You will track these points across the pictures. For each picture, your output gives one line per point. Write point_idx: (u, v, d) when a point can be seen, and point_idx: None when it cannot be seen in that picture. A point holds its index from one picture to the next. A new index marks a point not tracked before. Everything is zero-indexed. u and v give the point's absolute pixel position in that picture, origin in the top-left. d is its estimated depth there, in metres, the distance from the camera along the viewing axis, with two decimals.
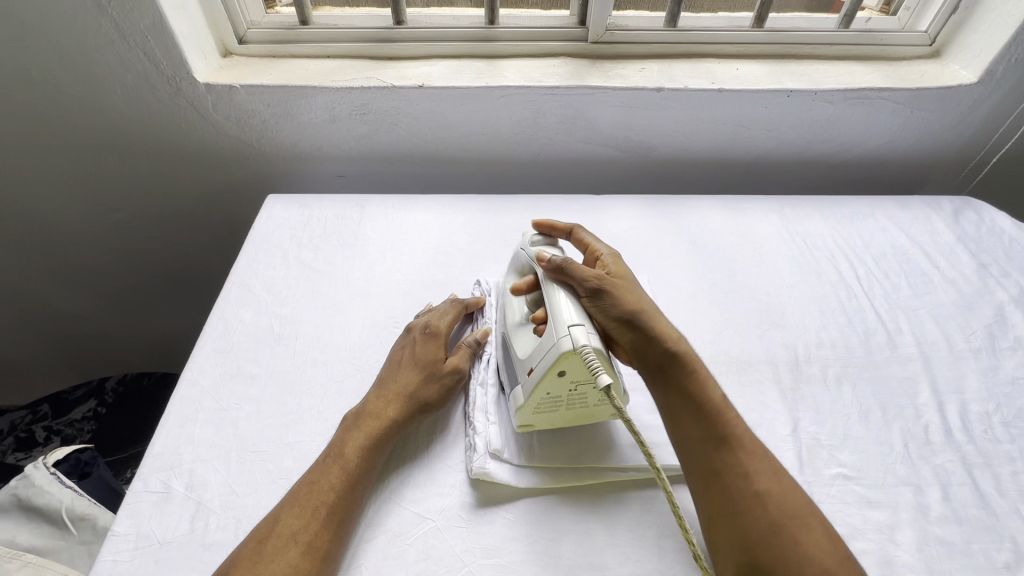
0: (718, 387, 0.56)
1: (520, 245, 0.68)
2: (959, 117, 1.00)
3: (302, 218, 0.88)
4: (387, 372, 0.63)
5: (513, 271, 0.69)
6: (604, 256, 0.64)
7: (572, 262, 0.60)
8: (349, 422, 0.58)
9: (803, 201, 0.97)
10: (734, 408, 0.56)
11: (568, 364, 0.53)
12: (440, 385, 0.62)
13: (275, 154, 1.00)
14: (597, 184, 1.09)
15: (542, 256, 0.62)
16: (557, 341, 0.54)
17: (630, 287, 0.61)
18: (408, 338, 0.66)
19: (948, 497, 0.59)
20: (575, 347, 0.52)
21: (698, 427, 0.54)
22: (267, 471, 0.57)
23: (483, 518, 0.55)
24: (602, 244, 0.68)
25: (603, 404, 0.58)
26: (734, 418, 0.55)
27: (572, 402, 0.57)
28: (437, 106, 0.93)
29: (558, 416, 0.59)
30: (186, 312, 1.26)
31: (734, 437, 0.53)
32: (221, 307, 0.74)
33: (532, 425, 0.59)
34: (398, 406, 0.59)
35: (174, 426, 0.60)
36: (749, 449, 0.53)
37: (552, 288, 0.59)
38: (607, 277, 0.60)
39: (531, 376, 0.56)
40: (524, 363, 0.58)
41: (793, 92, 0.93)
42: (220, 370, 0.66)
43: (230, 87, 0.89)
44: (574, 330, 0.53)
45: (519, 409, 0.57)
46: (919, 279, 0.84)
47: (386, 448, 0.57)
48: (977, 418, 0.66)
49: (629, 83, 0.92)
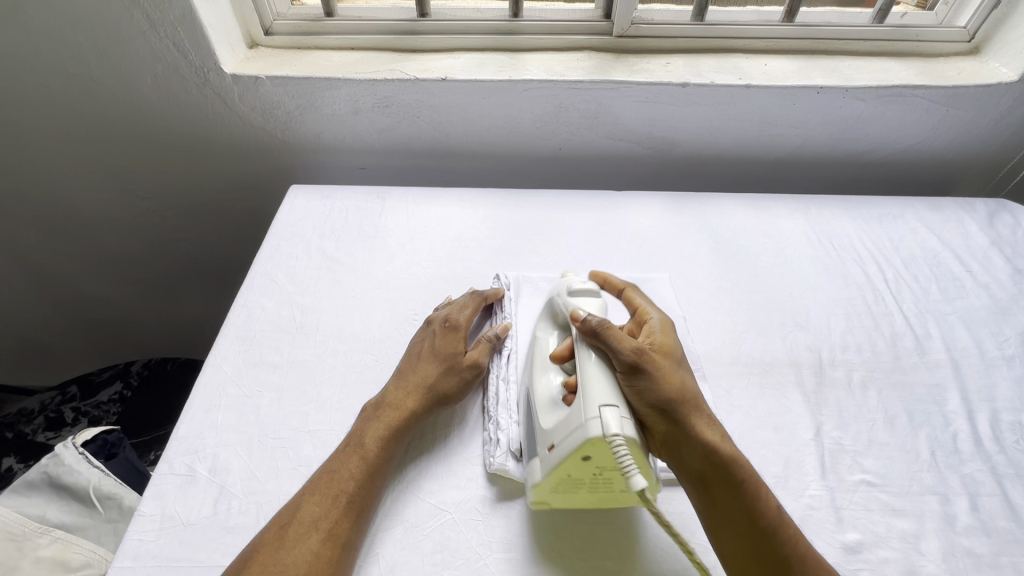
0: (770, 496, 0.52)
1: (556, 292, 0.64)
2: (997, 117, 0.97)
3: (325, 209, 0.89)
4: (406, 365, 0.63)
5: (546, 319, 0.64)
6: (655, 324, 0.61)
7: (610, 326, 0.55)
8: (369, 412, 0.58)
9: (830, 200, 0.95)
10: (789, 520, 0.51)
11: (594, 449, 0.48)
12: (459, 378, 0.62)
13: (298, 146, 1.01)
14: (618, 180, 1.08)
15: (575, 316, 0.57)
16: (585, 422, 0.49)
17: (671, 366, 0.56)
18: (428, 332, 0.67)
19: (976, 508, 0.57)
20: (605, 435, 0.47)
21: (749, 544, 0.49)
22: (287, 458, 0.58)
23: (500, 511, 0.55)
24: (653, 310, 0.64)
25: (631, 492, 0.52)
26: (793, 534, 0.50)
27: (596, 485, 0.52)
28: (459, 99, 0.93)
29: (577, 497, 0.54)
30: (208, 299, 1.28)
31: (791, 556, 0.49)
32: (244, 296, 0.75)
33: (547, 502, 0.54)
34: (417, 398, 0.59)
35: (198, 412, 0.62)
36: (808, 572, 0.48)
37: (585, 354, 0.54)
38: (648, 354, 0.54)
39: (552, 453, 0.51)
40: (545, 436, 0.53)
41: (823, 88, 0.91)
42: (243, 358, 0.67)
43: (256, 78, 0.90)
44: (606, 413, 0.48)
45: (535, 485, 0.53)
46: (950, 284, 0.81)
47: (403, 437, 0.57)
48: (1009, 427, 0.64)
49: (654, 78, 0.91)
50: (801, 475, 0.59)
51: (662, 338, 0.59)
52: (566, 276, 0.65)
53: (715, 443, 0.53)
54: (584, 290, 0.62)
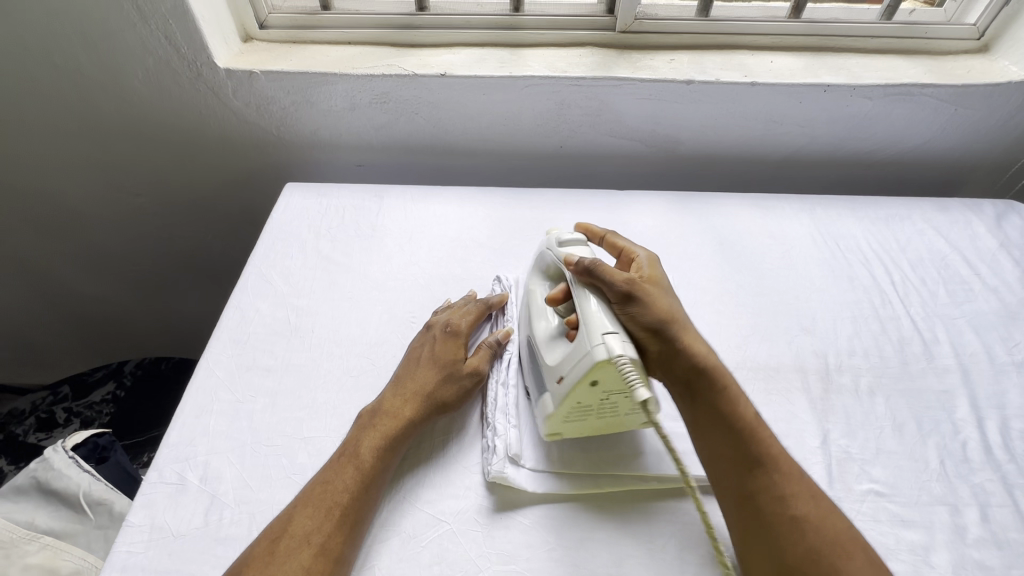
0: (751, 405, 0.55)
1: (546, 245, 0.65)
2: (1006, 116, 0.95)
3: (321, 208, 0.87)
4: (404, 370, 0.61)
5: (537, 271, 0.66)
6: (640, 261, 0.63)
7: (603, 265, 0.57)
8: (365, 420, 0.57)
9: (836, 200, 0.94)
10: (766, 426, 0.54)
11: (601, 373, 0.51)
12: (458, 386, 0.61)
13: (294, 143, 0.99)
14: (619, 179, 1.06)
15: (570, 260, 0.59)
16: (590, 350, 0.51)
17: (660, 292, 0.59)
18: (427, 337, 0.65)
19: (987, 519, 0.56)
20: (611, 357, 0.49)
21: (731, 446, 0.52)
22: (281, 466, 0.57)
23: (499, 522, 0.54)
24: (638, 249, 0.66)
25: (635, 414, 0.55)
26: (770, 438, 0.53)
27: (603, 410, 0.55)
28: (459, 95, 0.91)
29: (586, 424, 0.56)
30: (202, 297, 1.26)
31: (769, 457, 0.52)
32: (238, 297, 0.73)
33: (560, 433, 0.57)
34: (415, 406, 0.58)
35: (189, 418, 0.60)
36: (784, 470, 0.51)
37: (579, 292, 0.56)
38: (638, 282, 0.57)
39: (561, 385, 0.53)
40: (551, 370, 0.55)
41: (830, 86, 0.89)
42: (237, 362, 0.66)
43: (250, 73, 0.87)
44: (610, 338, 0.51)
45: (548, 418, 0.55)
46: (958, 287, 0.80)
47: (400, 446, 0.56)
48: (1019, 435, 0.63)
49: (658, 75, 0.89)
50: None
51: (650, 272, 0.62)
52: (549, 233, 0.66)
53: (700, 357, 0.56)
54: (572, 241, 0.63)
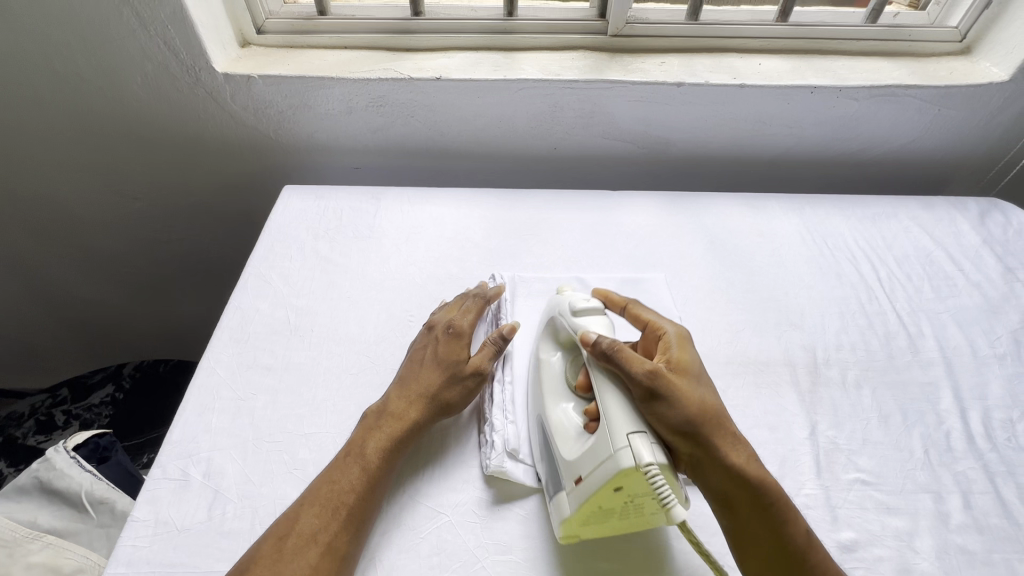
0: (797, 519, 0.51)
1: (557, 311, 0.61)
2: (988, 117, 0.98)
3: (319, 210, 0.88)
4: (408, 374, 0.62)
5: (549, 340, 0.62)
6: (669, 339, 0.59)
7: (624, 354, 0.52)
8: (371, 420, 0.58)
9: (824, 199, 0.96)
10: (815, 543, 0.50)
11: (627, 479, 0.46)
12: (462, 388, 0.61)
13: (292, 145, 1.00)
14: (612, 180, 1.08)
15: (586, 337, 0.54)
16: (614, 452, 0.47)
17: (691, 384, 0.53)
18: (430, 339, 0.65)
19: (969, 505, 0.58)
20: (638, 465, 0.45)
21: (775, 570, 0.49)
22: (282, 461, 0.58)
23: (497, 514, 0.55)
24: (666, 323, 0.61)
25: (659, 515, 0.50)
26: (817, 558, 0.50)
27: (626, 513, 0.50)
28: (455, 98, 0.92)
29: (606, 525, 0.51)
30: (200, 300, 1.27)
31: None
32: (238, 297, 0.74)
33: (578, 535, 0.52)
34: (420, 408, 0.59)
35: (192, 415, 0.61)
36: None
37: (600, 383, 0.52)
38: (666, 374, 0.51)
39: (581, 485, 0.49)
40: (571, 467, 0.51)
41: (817, 88, 0.91)
42: (237, 361, 0.67)
43: (248, 77, 0.89)
44: (635, 441, 0.46)
45: (564, 520, 0.51)
46: (942, 282, 0.82)
47: (406, 447, 0.57)
48: (1000, 425, 0.65)
49: (649, 77, 0.91)
50: (797, 474, 0.59)
51: (678, 355, 0.57)
52: (561, 293, 0.64)
53: (739, 465, 0.51)
54: (588, 307, 0.59)
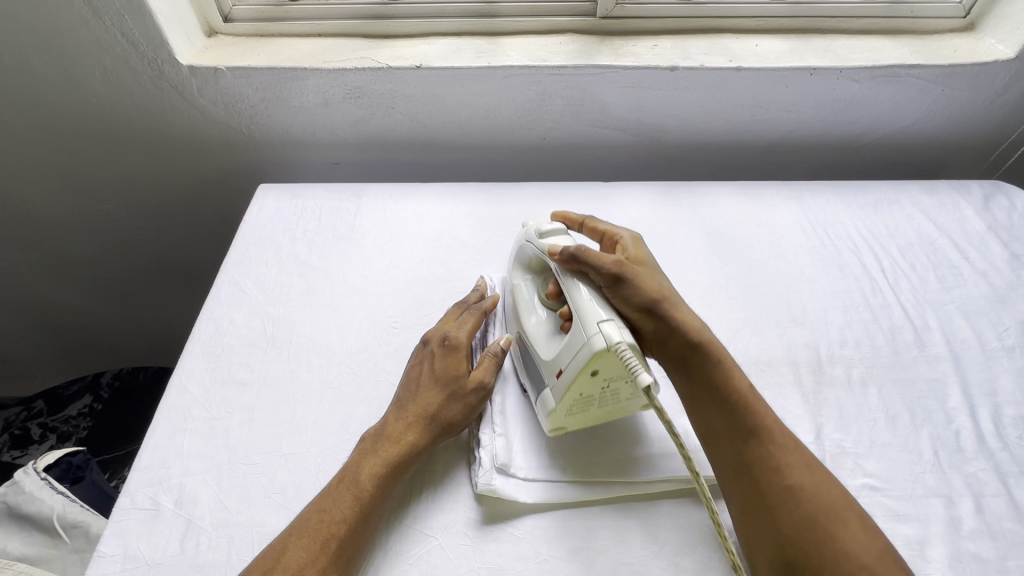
0: (742, 376, 0.55)
1: (524, 238, 0.64)
2: (993, 96, 0.94)
3: (295, 210, 0.84)
4: (405, 392, 0.58)
5: (518, 265, 0.66)
6: (625, 240, 0.64)
7: (587, 250, 0.56)
8: (367, 444, 0.54)
9: (825, 186, 0.92)
10: (758, 397, 0.54)
11: (601, 362, 0.50)
12: (463, 404, 0.57)
13: (267, 141, 0.95)
14: (604, 170, 1.04)
15: (553, 251, 0.58)
16: (588, 339, 0.50)
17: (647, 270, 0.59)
18: (427, 353, 0.60)
19: (981, 509, 0.56)
20: (610, 345, 0.49)
21: (723, 419, 0.53)
22: (260, 485, 0.55)
23: (489, 534, 0.52)
24: (620, 229, 0.66)
25: (635, 397, 0.55)
26: (761, 408, 0.53)
27: (605, 398, 0.54)
28: (437, 88, 0.87)
29: (589, 415, 0.55)
30: (177, 301, 1.22)
31: (764, 428, 0.52)
32: (210, 307, 0.70)
33: (564, 427, 0.56)
34: (417, 431, 0.55)
35: (162, 438, 0.57)
36: (778, 440, 0.51)
37: (565, 281, 0.56)
38: (625, 262, 0.56)
39: (562, 378, 0.52)
40: (550, 365, 0.54)
41: (817, 70, 0.87)
42: (210, 377, 0.63)
43: (215, 69, 0.84)
44: (606, 326, 0.50)
45: (551, 414, 0.54)
46: (947, 272, 0.79)
47: (406, 472, 0.53)
48: (1012, 422, 0.63)
49: (641, 62, 0.86)
50: None
51: (636, 252, 0.62)
52: (525, 226, 0.66)
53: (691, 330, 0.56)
54: (551, 232, 0.62)
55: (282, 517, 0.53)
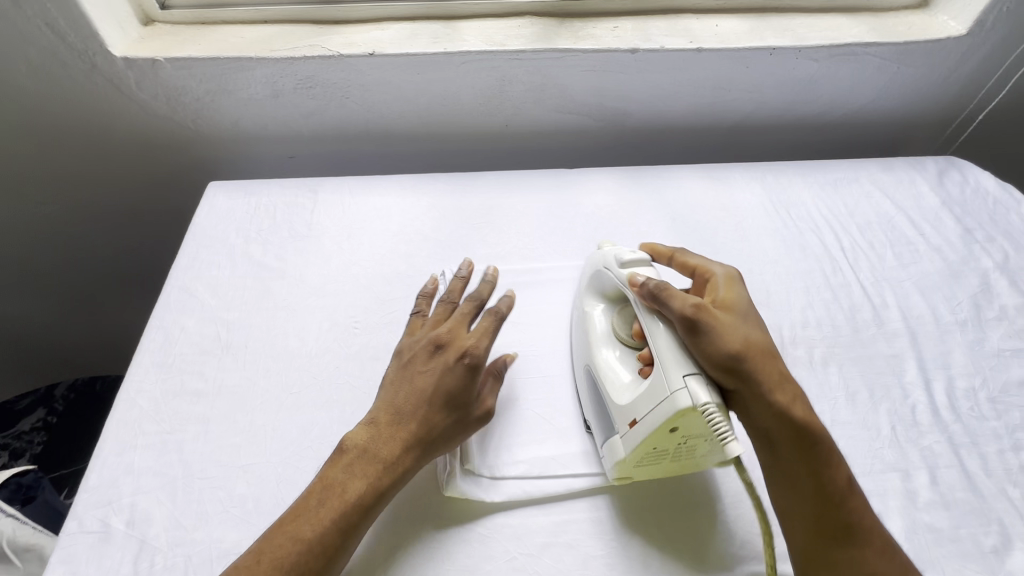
0: (842, 466, 0.50)
1: (604, 263, 0.62)
2: (946, 73, 0.96)
3: (248, 208, 0.80)
4: (408, 404, 0.52)
5: (592, 292, 0.64)
6: (717, 280, 0.57)
7: (667, 288, 0.52)
8: (356, 459, 0.50)
9: (787, 166, 0.93)
10: (857, 490, 0.50)
11: (684, 419, 0.48)
12: (464, 431, 0.53)
13: (216, 136, 0.90)
14: (569, 157, 1.02)
15: (635, 282, 0.55)
16: (671, 394, 0.48)
17: (735, 321, 0.52)
18: (439, 368, 0.53)
19: (935, 481, 0.58)
20: (696, 405, 0.46)
21: (816, 512, 0.48)
22: (218, 499, 0.53)
23: (457, 535, 0.52)
24: (714, 264, 0.60)
25: (712, 455, 0.52)
26: (859, 506, 0.49)
27: (678, 454, 0.51)
28: (392, 75, 0.84)
29: (661, 468, 0.53)
30: (126, 302, 1.15)
31: (857, 529, 0.48)
32: (159, 314, 0.67)
33: (630, 476, 0.54)
34: (413, 456, 0.51)
35: (111, 455, 0.55)
36: (870, 545, 0.48)
37: (648, 323, 0.53)
38: (709, 310, 0.51)
39: (636, 428, 0.51)
40: (624, 412, 0.52)
41: (776, 49, 0.87)
42: (161, 388, 0.60)
43: (153, 61, 0.79)
44: (692, 382, 0.48)
45: (619, 462, 0.52)
46: (904, 249, 0.81)
47: (390, 495, 0.51)
48: (964, 394, 0.65)
49: (601, 45, 0.84)
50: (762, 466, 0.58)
51: (726, 295, 0.56)
52: (603, 248, 0.64)
53: (786, 405, 0.50)
54: (635, 260, 0.59)
55: (243, 531, 0.51)
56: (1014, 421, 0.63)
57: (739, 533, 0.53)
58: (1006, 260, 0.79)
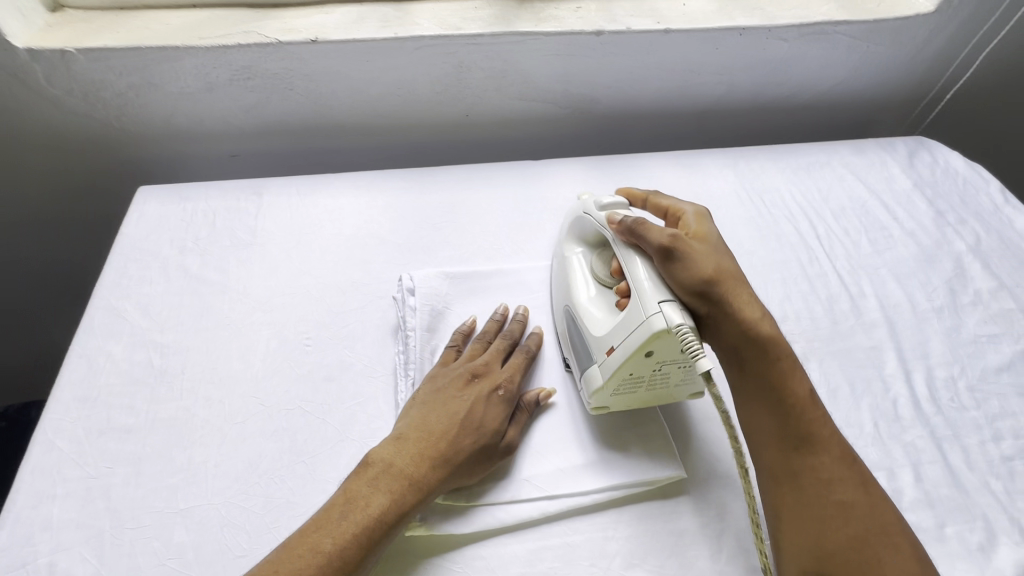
0: (803, 380, 0.51)
1: (583, 209, 0.61)
2: (914, 51, 0.94)
3: (184, 215, 0.73)
4: (438, 425, 0.50)
5: (573, 236, 0.62)
6: (689, 217, 0.57)
7: (644, 221, 0.52)
8: (377, 475, 0.47)
9: (760, 152, 0.90)
10: (818, 402, 0.51)
11: (658, 343, 0.48)
12: (491, 461, 0.50)
13: (146, 135, 0.82)
14: (537, 147, 0.97)
15: (613, 218, 0.54)
16: (646, 319, 0.48)
17: (707, 249, 0.53)
18: (476, 392, 0.52)
19: (920, 478, 0.56)
20: (670, 326, 0.46)
21: (778, 423, 0.50)
22: (153, 551, 0.47)
23: (424, 573, 0.47)
24: (685, 204, 0.60)
25: (687, 384, 0.52)
26: (821, 416, 0.50)
27: (654, 381, 0.51)
28: (338, 64, 0.77)
29: (637, 396, 0.53)
30: (48, 325, 1.01)
31: (819, 439, 0.49)
32: (82, 341, 0.59)
33: (606, 407, 0.54)
34: (439, 477, 0.47)
35: (24, 509, 0.48)
36: (835, 454, 0.49)
37: (625, 255, 0.53)
38: (684, 239, 0.52)
39: (612, 356, 0.50)
40: (601, 342, 0.52)
41: (746, 30, 0.83)
42: (84, 427, 0.53)
43: (63, 52, 0.70)
44: (667, 307, 0.47)
45: (596, 392, 0.52)
46: (878, 235, 0.79)
47: (410, 519, 0.46)
48: (943, 385, 0.63)
49: (564, 27, 0.79)
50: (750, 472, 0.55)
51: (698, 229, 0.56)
52: (582, 197, 0.63)
53: (752, 322, 0.51)
54: (613, 203, 0.58)
55: None
56: (993, 410, 0.62)
57: (723, 548, 0.50)
58: (979, 242, 0.78)
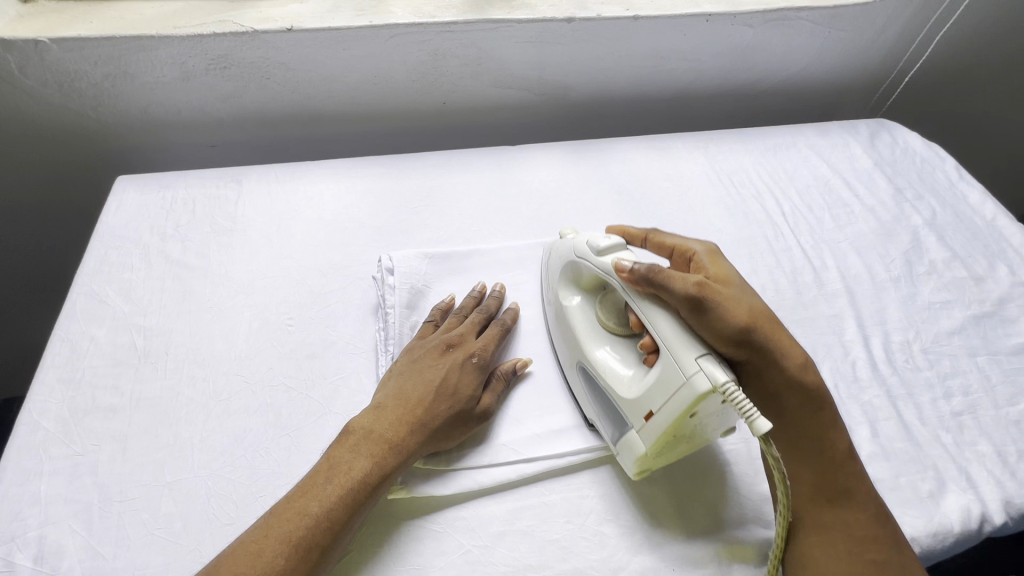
0: (843, 433, 0.52)
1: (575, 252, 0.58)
2: (873, 36, 0.98)
3: (164, 203, 0.73)
4: (415, 393, 0.52)
5: (566, 282, 0.60)
6: (701, 257, 0.56)
7: (661, 269, 0.49)
8: (355, 440, 0.49)
9: (729, 134, 0.93)
10: (855, 458, 0.52)
11: (702, 404, 0.45)
12: (468, 424, 0.53)
13: (122, 125, 0.82)
14: (513, 134, 0.99)
15: (620, 267, 0.51)
16: (687, 380, 0.45)
17: (734, 292, 0.51)
18: (451, 362, 0.54)
19: (876, 434, 0.59)
20: (716, 386, 0.43)
21: (815, 475, 0.51)
22: (141, 522, 0.48)
23: (407, 534, 0.49)
24: (691, 242, 0.58)
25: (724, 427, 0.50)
26: (857, 472, 0.51)
27: (693, 434, 0.49)
28: (314, 52, 0.78)
29: (676, 451, 0.51)
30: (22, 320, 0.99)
31: (855, 493, 0.50)
32: (63, 325, 0.60)
33: (649, 468, 0.51)
34: (418, 440, 0.50)
35: (12, 486, 0.49)
36: (871, 511, 0.49)
37: (647, 310, 0.49)
38: (709, 284, 0.49)
39: (653, 420, 0.47)
40: (636, 405, 0.49)
41: (712, 16, 0.86)
42: (69, 407, 0.54)
43: (35, 42, 0.70)
44: (706, 363, 0.44)
45: (639, 458, 0.49)
46: (840, 211, 0.83)
47: (394, 480, 0.49)
48: (899, 348, 0.67)
49: (536, 14, 0.81)
50: None
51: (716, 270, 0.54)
52: (567, 237, 0.62)
53: (795, 374, 0.51)
54: (611, 246, 0.55)
55: (170, 553, 0.47)
56: (945, 370, 0.66)
57: (691, 501, 0.53)
58: (934, 216, 0.82)
